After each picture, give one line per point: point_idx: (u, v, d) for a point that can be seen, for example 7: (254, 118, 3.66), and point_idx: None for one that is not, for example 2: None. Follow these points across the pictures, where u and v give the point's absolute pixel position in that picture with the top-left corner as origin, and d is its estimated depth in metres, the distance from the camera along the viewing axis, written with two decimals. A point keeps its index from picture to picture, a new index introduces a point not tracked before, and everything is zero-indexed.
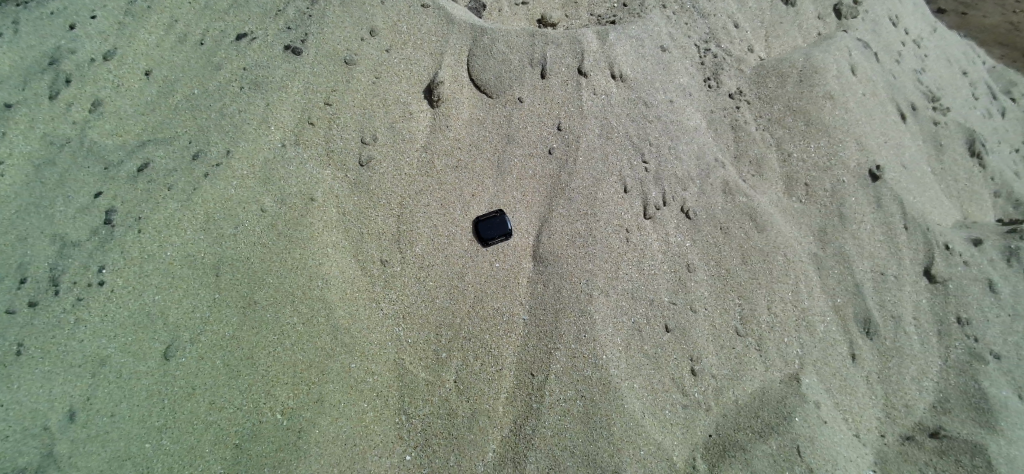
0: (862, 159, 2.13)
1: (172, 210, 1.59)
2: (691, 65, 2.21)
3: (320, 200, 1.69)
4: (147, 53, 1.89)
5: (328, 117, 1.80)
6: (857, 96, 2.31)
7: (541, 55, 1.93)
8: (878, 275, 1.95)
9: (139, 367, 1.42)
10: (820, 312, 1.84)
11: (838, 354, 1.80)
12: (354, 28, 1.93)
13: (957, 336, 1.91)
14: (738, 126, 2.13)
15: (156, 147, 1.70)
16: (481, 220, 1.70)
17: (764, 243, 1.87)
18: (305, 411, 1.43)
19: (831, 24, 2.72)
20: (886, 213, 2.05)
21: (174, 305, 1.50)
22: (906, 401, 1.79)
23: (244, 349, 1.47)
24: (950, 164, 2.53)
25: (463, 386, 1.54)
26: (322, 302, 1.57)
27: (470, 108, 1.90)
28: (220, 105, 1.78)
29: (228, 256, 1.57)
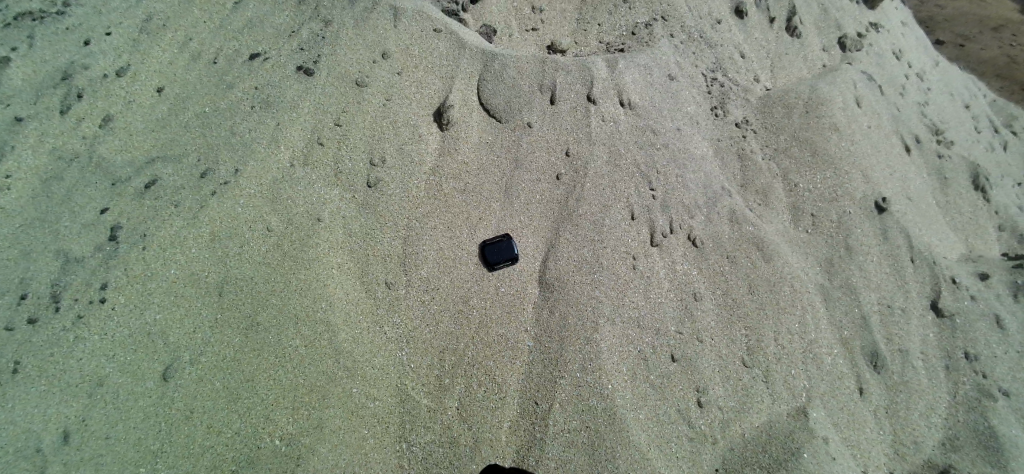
0: (868, 190, 2.14)
1: (178, 227, 1.59)
2: (698, 93, 2.23)
3: (327, 220, 1.69)
4: (160, 70, 1.91)
5: (337, 137, 1.80)
6: (862, 127, 2.34)
7: (551, 81, 1.96)
8: (885, 308, 1.94)
9: (137, 388, 1.39)
10: (828, 345, 1.83)
11: (845, 387, 1.78)
12: (366, 51, 1.95)
13: (966, 372, 1.89)
14: (744, 154, 2.15)
15: (165, 164, 1.71)
16: (487, 244, 1.69)
17: (771, 273, 1.86)
18: (304, 437, 1.40)
19: (835, 55, 2.76)
20: (892, 245, 2.05)
21: (176, 324, 1.48)
22: (915, 438, 1.76)
23: (245, 371, 1.45)
24: (955, 197, 2.54)
25: (466, 414, 1.51)
26: (325, 324, 1.55)
27: (479, 132, 1.91)
28: (231, 123, 1.79)
29: (233, 275, 1.56)
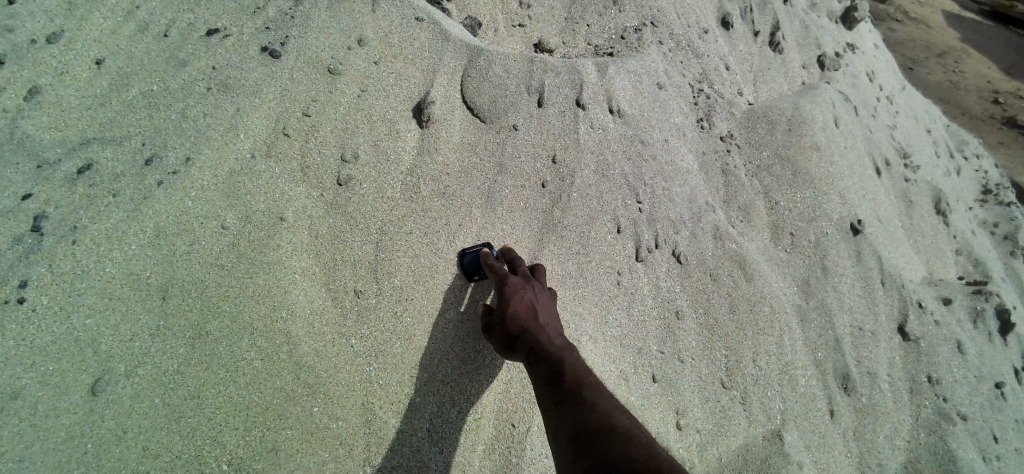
0: (844, 212, 2.21)
1: (115, 220, 1.38)
2: (685, 104, 2.19)
3: (291, 220, 1.54)
4: (102, 40, 1.68)
5: (305, 129, 1.65)
6: (839, 148, 2.39)
7: (539, 83, 1.87)
8: (856, 330, 2.02)
9: (59, 403, 1.16)
10: (802, 366, 1.88)
11: (817, 410, 1.84)
12: (340, 35, 1.80)
13: (928, 396, 2.02)
14: (728, 170, 2.13)
15: (104, 147, 1.49)
16: (467, 252, 1.58)
17: (751, 292, 1.88)
18: (256, 462, 1.24)
19: (815, 73, 2.80)
20: (864, 267, 2.14)
21: (107, 330, 1.26)
22: (879, 460, 1.85)
23: (190, 386, 1.26)
24: (919, 220, 2.63)
25: (438, 436, 1.41)
26: (286, 336, 1.40)
27: (461, 131, 1.79)
28: (183, 106, 1.60)
29: (180, 277, 1.37)
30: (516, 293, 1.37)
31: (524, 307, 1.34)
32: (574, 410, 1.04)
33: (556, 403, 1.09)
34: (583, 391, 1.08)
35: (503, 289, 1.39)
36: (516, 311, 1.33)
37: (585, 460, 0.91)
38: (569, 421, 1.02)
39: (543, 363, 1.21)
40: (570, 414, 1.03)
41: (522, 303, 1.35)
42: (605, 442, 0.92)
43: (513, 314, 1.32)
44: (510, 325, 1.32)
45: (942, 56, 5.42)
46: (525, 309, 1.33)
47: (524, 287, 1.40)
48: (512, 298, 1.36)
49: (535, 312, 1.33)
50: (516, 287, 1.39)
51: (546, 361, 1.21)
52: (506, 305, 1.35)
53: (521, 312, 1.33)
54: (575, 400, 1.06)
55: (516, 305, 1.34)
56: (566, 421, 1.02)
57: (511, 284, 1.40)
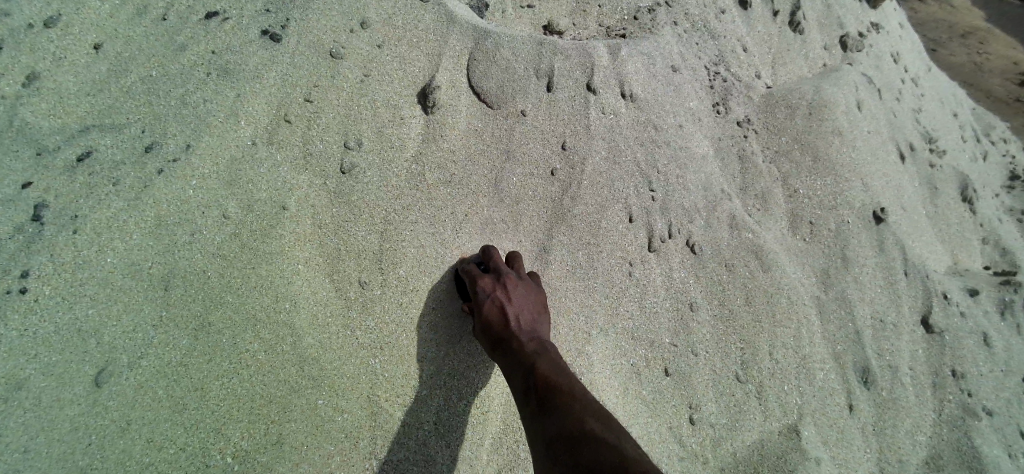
0: (866, 200, 2.13)
1: (116, 209, 1.35)
2: (701, 87, 2.10)
3: (294, 209, 1.50)
4: (99, 24, 1.64)
5: (307, 116, 1.61)
6: (862, 133, 2.29)
7: (549, 66, 1.80)
8: (877, 323, 1.95)
9: (63, 394, 1.14)
10: (821, 359, 1.82)
11: (835, 404, 1.78)
12: (342, 17, 1.74)
13: (952, 390, 1.95)
14: (745, 156, 2.05)
15: (103, 134, 1.46)
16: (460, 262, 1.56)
17: (768, 283, 1.82)
18: (260, 455, 1.23)
19: (837, 55, 2.68)
20: (886, 257, 2.06)
21: (110, 321, 1.24)
22: (899, 456, 1.80)
23: (194, 379, 1.24)
24: (944, 208, 2.53)
25: (444, 429, 1.39)
26: (290, 328, 1.38)
27: (468, 117, 1.74)
28: (183, 92, 1.56)
29: (183, 268, 1.34)
30: (490, 297, 1.36)
31: (499, 309, 1.33)
32: (547, 418, 1.03)
33: (533, 411, 1.08)
34: (557, 395, 1.07)
35: (477, 294, 1.38)
36: (491, 317, 1.32)
37: (558, 468, 0.91)
38: (544, 428, 1.01)
39: (519, 369, 1.20)
40: (544, 422, 1.03)
41: (495, 309, 1.33)
42: (574, 448, 0.91)
43: (489, 320, 1.32)
44: (488, 331, 1.32)
45: (968, 37, 5.21)
46: (499, 312, 1.32)
47: (497, 288, 1.38)
48: (485, 303, 1.35)
49: (509, 315, 1.31)
50: (490, 289, 1.38)
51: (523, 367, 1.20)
52: (481, 311, 1.34)
53: (496, 316, 1.32)
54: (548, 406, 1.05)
55: (489, 310, 1.33)
56: (541, 429, 1.02)
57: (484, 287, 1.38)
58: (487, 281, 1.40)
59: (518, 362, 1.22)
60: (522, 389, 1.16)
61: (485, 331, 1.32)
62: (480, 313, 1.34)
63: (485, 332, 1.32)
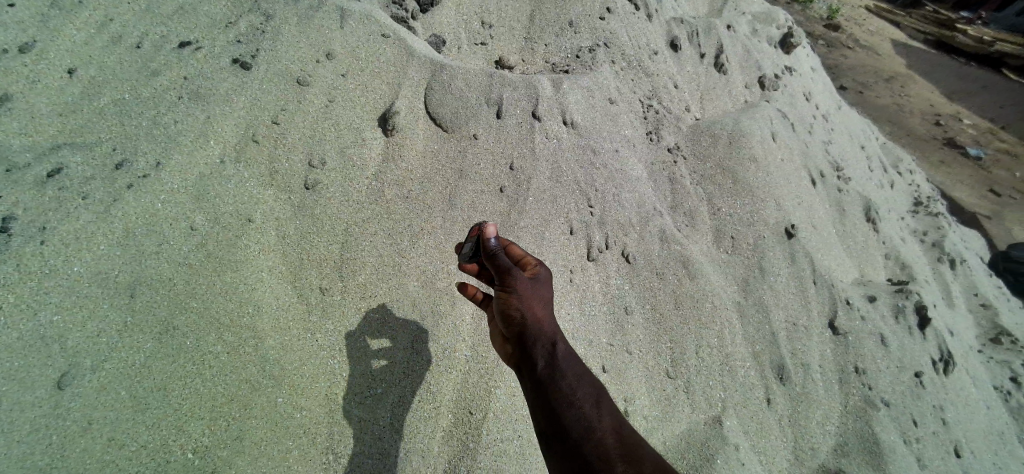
0: (779, 218, 2.43)
1: (84, 222, 1.43)
2: (636, 118, 2.38)
3: (259, 222, 1.62)
4: (74, 51, 1.76)
5: (274, 136, 1.74)
6: (776, 160, 2.63)
7: (498, 96, 2.03)
8: (790, 325, 2.22)
9: (23, 397, 1.19)
10: (742, 358, 2.05)
11: (755, 397, 2.00)
12: (310, 49, 1.91)
13: (855, 384, 2.21)
14: (675, 179, 2.33)
15: (74, 151, 1.54)
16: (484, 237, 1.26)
17: (694, 290, 2.05)
18: (221, 450, 1.29)
19: (756, 92, 3.06)
20: (797, 267, 2.35)
21: (74, 327, 1.30)
22: (812, 444, 2.03)
23: (157, 379, 1.31)
24: (850, 226, 2.88)
25: (400, 424, 1.49)
26: (252, 330, 1.47)
27: (425, 140, 1.93)
28: (155, 113, 1.67)
29: (148, 277, 1.42)
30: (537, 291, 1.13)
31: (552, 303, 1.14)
32: (612, 453, 0.85)
33: (580, 435, 0.88)
34: (619, 434, 0.90)
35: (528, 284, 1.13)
36: (544, 301, 1.13)
37: None
38: (604, 462, 0.83)
39: (568, 376, 0.98)
40: (605, 455, 0.84)
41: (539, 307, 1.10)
42: None
43: (544, 304, 1.12)
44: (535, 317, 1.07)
45: None
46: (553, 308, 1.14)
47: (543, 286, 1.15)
48: (543, 287, 1.15)
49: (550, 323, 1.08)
50: (549, 278, 1.19)
51: (573, 376, 0.98)
52: (532, 298, 1.10)
53: (549, 305, 1.13)
54: (607, 439, 0.88)
55: (546, 297, 1.14)
56: (603, 464, 0.83)
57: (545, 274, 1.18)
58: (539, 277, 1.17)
59: (564, 364, 1.00)
60: (566, 402, 0.93)
61: (536, 307, 1.09)
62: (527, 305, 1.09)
63: (534, 308, 1.09)
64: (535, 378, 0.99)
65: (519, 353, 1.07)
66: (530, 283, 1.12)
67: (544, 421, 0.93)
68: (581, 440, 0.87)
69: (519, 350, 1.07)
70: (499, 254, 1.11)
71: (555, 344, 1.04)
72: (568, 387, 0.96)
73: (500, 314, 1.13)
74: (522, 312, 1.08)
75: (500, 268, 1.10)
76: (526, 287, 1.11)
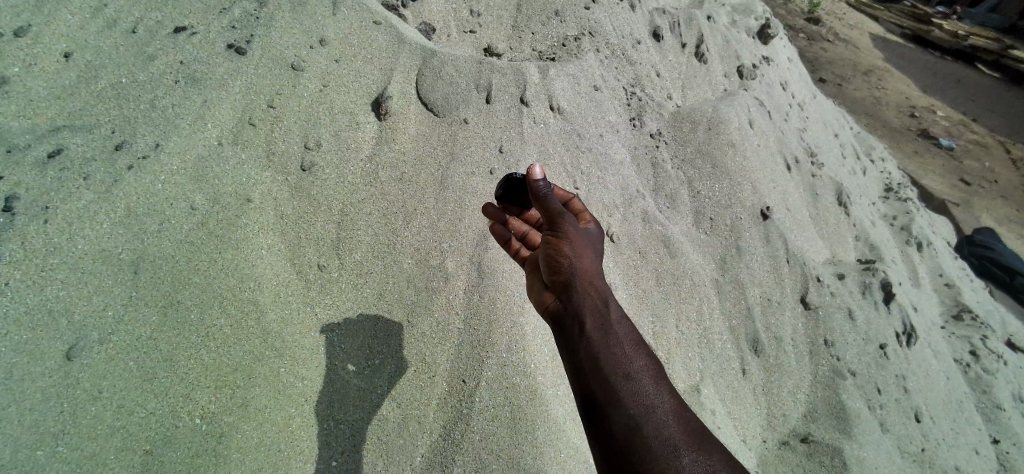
0: (755, 200, 2.56)
1: (85, 201, 1.46)
2: (620, 105, 2.49)
3: (258, 201, 1.68)
4: (70, 35, 1.79)
5: (270, 119, 1.80)
6: (753, 146, 2.76)
7: (487, 82, 2.11)
8: (765, 301, 2.36)
9: (34, 367, 1.21)
10: (718, 332, 2.17)
11: (730, 368, 2.13)
12: (304, 35, 1.96)
13: (825, 356, 2.35)
14: (657, 163, 2.47)
15: (74, 134, 1.58)
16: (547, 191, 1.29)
17: (675, 267, 2.17)
18: (227, 416, 1.34)
19: (735, 81, 3.19)
20: (772, 247, 2.49)
21: (81, 300, 1.33)
22: (783, 411, 2.17)
23: (163, 350, 1.35)
24: (823, 209, 3.02)
25: (396, 392, 1.56)
26: (254, 304, 1.53)
27: (417, 124, 2.00)
28: (152, 96, 1.71)
29: (151, 254, 1.46)
30: (589, 248, 1.07)
31: (598, 255, 1.09)
32: (676, 439, 0.79)
33: (639, 411, 0.82)
34: (681, 417, 0.84)
35: (581, 238, 1.06)
36: (593, 250, 1.07)
37: None
38: (670, 447, 0.77)
39: (624, 343, 0.91)
40: (669, 443, 0.78)
41: (591, 264, 1.03)
42: None
43: (593, 253, 1.07)
44: (587, 271, 1.01)
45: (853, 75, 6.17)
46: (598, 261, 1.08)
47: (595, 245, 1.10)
48: (593, 238, 1.11)
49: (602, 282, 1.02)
50: (598, 233, 1.16)
51: (629, 345, 0.92)
52: (585, 254, 1.04)
53: (597, 257, 1.07)
54: (670, 424, 0.81)
55: (594, 247, 1.09)
56: (668, 450, 0.77)
57: (594, 229, 1.16)
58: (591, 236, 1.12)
59: (618, 327, 0.94)
60: (621, 372, 0.87)
61: (585, 256, 1.04)
62: (579, 259, 1.02)
63: (585, 260, 1.03)
64: (583, 337, 0.93)
65: (562, 302, 1.00)
66: (580, 231, 1.08)
67: (597, 386, 0.86)
68: (641, 418, 0.81)
69: (563, 298, 1.00)
70: (550, 196, 1.08)
71: (606, 301, 0.98)
72: (624, 355, 0.90)
73: (545, 259, 1.07)
74: (570, 260, 1.02)
75: (550, 211, 1.07)
76: (577, 233, 1.06)
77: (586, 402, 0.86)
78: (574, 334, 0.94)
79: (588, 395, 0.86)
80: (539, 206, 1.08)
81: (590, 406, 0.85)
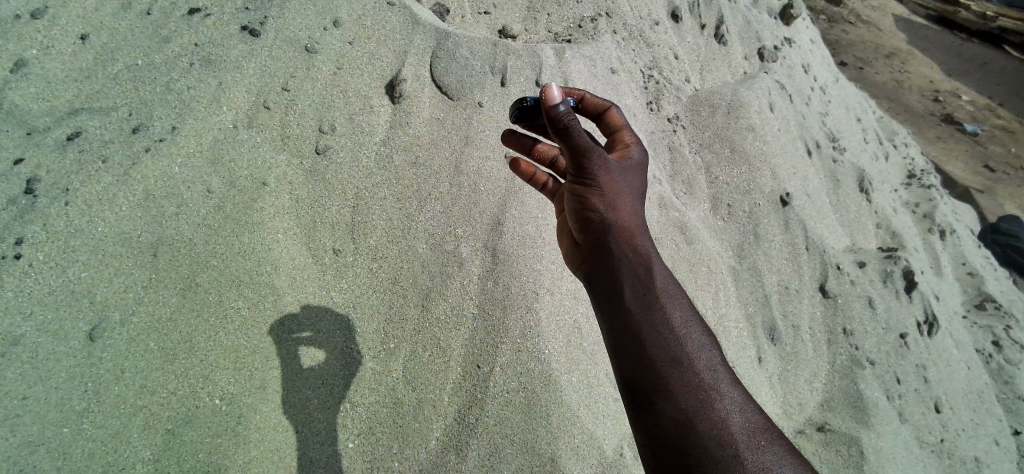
0: (773, 187, 2.51)
1: (105, 184, 1.47)
2: (637, 89, 2.43)
3: (273, 185, 1.68)
4: (85, 17, 1.79)
5: (284, 103, 1.79)
6: (773, 130, 2.68)
7: (502, 64, 2.07)
8: (783, 289, 2.32)
9: (58, 347, 1.23)
10: (734, 320, 2.14)
11: (748, 356, 2.08)
12: (317, 16, 1.94)
13: (842, 344, 2.31)
14: (674, 148, 2.43)
15: (92, 116, 1.59)
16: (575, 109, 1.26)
17: (691, 254, 2.14)
18: (246, 397, 1.36)
19: (755, 64, 3.10)
20: (791, 234, 2.44)
21: (102, 282, 1.35)
22: (799, 400, 2.13)
23: (183, 332, 1.36)
24: (844, 196, 2.95)
25: (411, 376, 1.55)
26: (271, 287, 1.54)
27: (432, 107, 1.97)
28: (168, 79, 1.71)
29: (170, 237, 1.47)
30: (627, 197, 0.99)
31: (638, 198, 1.03)
32: (730, 427, 0.77)
33: (689, 397, 0.80)
34: (734, 401, 0.81)
35: (617, 185, 0.98)
36: (632, 195, 1.01)
37: None
38: (724, 438, 0.75)
39: (670, 321, 0.88)
40: (725, 438, 0.75)
41: (628, 219, 0.97)
42: None
43: (632, 200, 1.00)
44: (624, 226, 0.97)
45: None
46: (639, 207, 1.02)
47: (633, 190, 1.02)
48: (632, 175, 1.04)
49: (642, 241, 0.97)
50: (639, 163, 1.08)
51: (676, 322, 0.89)
52: (621, 204, 0.97)
53: (637, 207, 1.01)
54: (727, 414, 0.78)
55: (633, 193, 1.02)
56: (723, 441, 0.75)
57: (634, 156, 1.09)
58: (629, 178, 1.03)
59: (663, 301, 0.91)
60: (670, 357, 0.84)
61: (622, 208, 0.97)
62: (614, 215, 0.97)
63: (622, 214, 0.97)
64: (626, 313, 0.90)
65: (601, 266, 0.98)
66: (616, 171, 0.99)
67: (642, 367, 0.84)
68: (694, 409, 0.78)
69: (600, 260, 0.98)
70: (576, 127, 0.94)
71: (649, 269, 0.94)
72: (673, 336, 0.87)
73: (578, 212, 1.02)
74: (605, 213, 0.97)
75: (578, 150, 0.94)
76: (613, 174, 0.97)
77: (632, 386, 0.85)
78: (617, 308, 0.92)
79: (635, 381, 0.84)
80: (561, 140, 0.95)
81: (637, 392, 0.84)
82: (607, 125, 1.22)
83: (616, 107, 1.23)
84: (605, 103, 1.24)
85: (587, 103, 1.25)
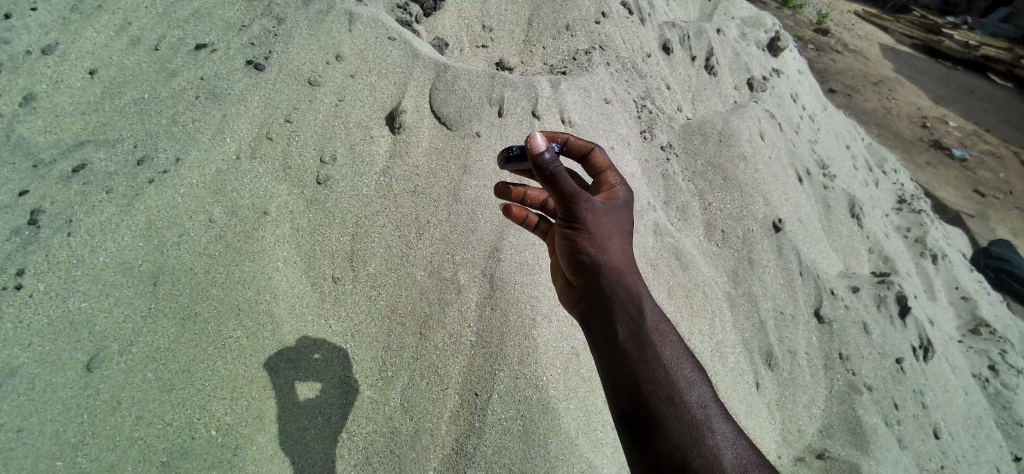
0: (766, 213, 2.56)
1: (109, 214, 1.49)
2: (630, 118, 2.50)
3: (275, 215, 1.71)
4: (95, 53, 1.87)
5: (287, 133, 1.83)
6: (764, 157, 2.75)
7: (499, 96, 2.14)
8: (778, 314, 2.34)
9: (56, 378, 1.24)
10: (732, 345, 2.14)
11: (745, 382, 2.08)
12: (321, 51, 2.01)
13: (840, 369, 2.31)
14: (667, 175, 2.49)
15: (97, 148, 1.63)
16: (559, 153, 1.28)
17: (686, 280, 2.16)
18: (243, 427, 1.34)
19: (745, 93, 3.19)
20: (785, 259, 2.47)
21: (102, 312, 1.36)
22: (799, 426, 2.12)
23: (181, 361, 1.36)
24: (836, 221, 3.00)
25: (409, 404, 1.55)
26: (269, 316, 1.55)
27: (430, 138, 2.02)
28: (173, 112, 1.75)
29: (171, 265, 1.49)
30: (616, 236, 1.02)
31: (626, 238, 1.05)
32: (724, 464, 0.78)
33: (683, 435, 0.81)
34: (728, 437, 0.82)
35: (606, 226, 1.01)
36: (620, 235, 1.04)
37: None
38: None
39: (662, 358, 0.90)
40: None
41: (618, 259, 1.00)
42: None
43: (620, 240, 1.02)
44: (614, 266, 0.99)
45: None
46: (628, 246, 1.05)
47: (621, 229, 1.05)
48: (618, 216, 1.07)
49: (632, 280, 1.00)
50: (625, 203, 1.12)
51: (668, 359, 0.90)
52: (609, 246, 1.00)
53: (626, 247, 1.04)
54: (721, 451, 0.79)
55: (621, 234, 1.04)
56: None
57: (620, 197, 1.12)
58: (616, 219, 1.06)
59: (655, 339, 0.92)
60: (664, 393, 0.85)
61: (612, 249, 1.00)
62: (604, 255, 0.99)
63: (612, 255, 0.99)
64: (619, 351, 0.92)
65: (593, 305, 1.00)
66: (603, 212, 1.02)
67: (637, 407, 0.86)
68: (688, 447, 0.79)
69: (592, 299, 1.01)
70: (561, 173, 0.95)
71: (639, 307, 0.96)
72: (665, 372, 0.88)
73: (569, 254, 1.04)
74: (596, 254, 0.99)
75: (566, 196, 0.97)
76: (600, 216, 1.00)
77: (629, 424, 0.86)
78: (610, 346, 0.94)
79: (632, 419, 0.85)
80: (549, 186, 0.97)
81: (635, 432, 0.85)
82: (592, 165, 1.26)
83: (600, 147, 1.27)
84: (588, 144, 1.28)
85: (571, 146, 1.29)
